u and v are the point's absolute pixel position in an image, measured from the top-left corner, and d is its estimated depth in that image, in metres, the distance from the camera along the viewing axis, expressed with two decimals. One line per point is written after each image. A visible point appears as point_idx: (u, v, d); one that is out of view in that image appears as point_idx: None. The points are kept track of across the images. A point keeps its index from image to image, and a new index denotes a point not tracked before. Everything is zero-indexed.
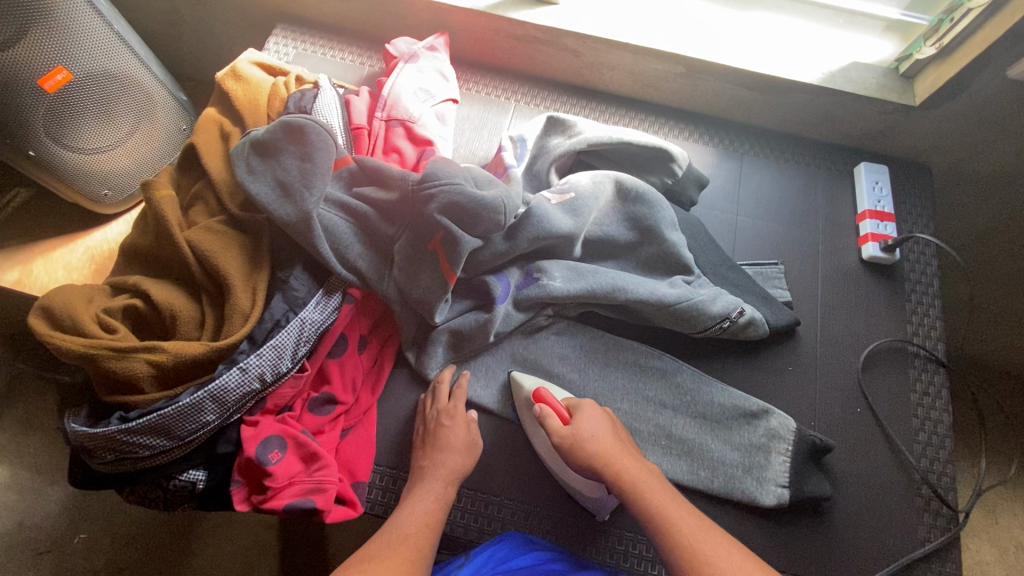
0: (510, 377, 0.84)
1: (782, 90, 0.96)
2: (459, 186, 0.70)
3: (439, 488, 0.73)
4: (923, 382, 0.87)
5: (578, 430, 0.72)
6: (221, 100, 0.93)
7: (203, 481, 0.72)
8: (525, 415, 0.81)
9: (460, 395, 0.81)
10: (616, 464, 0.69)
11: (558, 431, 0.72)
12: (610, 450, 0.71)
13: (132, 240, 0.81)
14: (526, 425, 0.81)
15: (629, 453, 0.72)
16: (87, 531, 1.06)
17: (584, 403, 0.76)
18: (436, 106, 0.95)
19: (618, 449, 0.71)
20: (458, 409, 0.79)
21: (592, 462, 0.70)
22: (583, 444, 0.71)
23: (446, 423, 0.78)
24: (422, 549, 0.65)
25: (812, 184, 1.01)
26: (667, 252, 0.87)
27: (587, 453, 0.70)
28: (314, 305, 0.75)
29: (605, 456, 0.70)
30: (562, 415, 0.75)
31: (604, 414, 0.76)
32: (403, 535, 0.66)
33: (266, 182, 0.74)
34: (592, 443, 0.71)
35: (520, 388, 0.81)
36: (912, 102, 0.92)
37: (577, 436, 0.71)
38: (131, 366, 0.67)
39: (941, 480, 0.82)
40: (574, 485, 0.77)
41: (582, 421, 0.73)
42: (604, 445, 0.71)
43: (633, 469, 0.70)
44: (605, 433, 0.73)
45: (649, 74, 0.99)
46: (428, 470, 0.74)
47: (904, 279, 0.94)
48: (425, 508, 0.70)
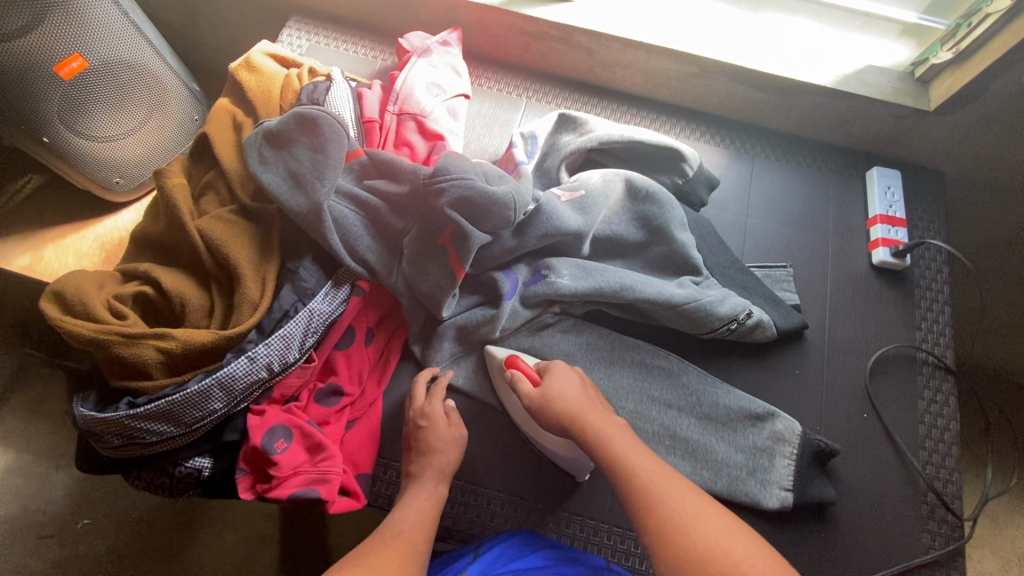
0: (484, 350, 0.85)
1: (795, 92, 0.95)
2: (470, 181, 0.71)
3: (430, 486, 0.72)
4: (931, 389, 0.87)
5: (547, 390, 0.72)
6: (234, 91, 0.93)
7: (209, 469, 0.73)
8: (498, 380, 0.82)
9: (438, 391, 0.81)
10: (583, 419, 0.69)
11: (528, 394, 0.73)
12: (577, 406, 0.70)
13: (143, 228, 0.82)
14: (500, 391, 0.82)
15: (596, 407, 0.71)
16: (90, 516, 1.07)
17: (555, 365, 0.77)
18: (448, 101, 0.95)
19: (587, 405, 0.71)
20: (434, 408, 0.78)
21: (561, 420, 0.70)
22: (550, 402, 0.71)
23: (423, 424, 0.77)
24: (417, 545, 0.63)
25: (823, 187, 1.01)
26: (675, 251, 0.86)
27: (554, 410, 0.70)
28: (323, 296, 0.76)
29: (572, 412, 0.70)
30: (533, 378, 0.76)
31: (576, 376, 0.76)
32: (397, 532, 0.64)
33: (278, 172, 0.74)
34: (560, 401, 0.71)
35: (493, 358, 0.82)
36: (927, 107, 0.91)
37: (545, 397, 0.72)
38: (140, 352, 0.68)
39: (946, 488, 0.82)
40: (549, 447, 0.78)
41: (551, 380, 0.74)
42: (572, 402, 0.71)
43: (600, 423, 0.68)
44: (575, 391, 0.73)
45: (661, 73, 0.99)
46: (421, 471, 0.74)
47: (914, 284, 0.93)
48: (418, 507, 0.69)
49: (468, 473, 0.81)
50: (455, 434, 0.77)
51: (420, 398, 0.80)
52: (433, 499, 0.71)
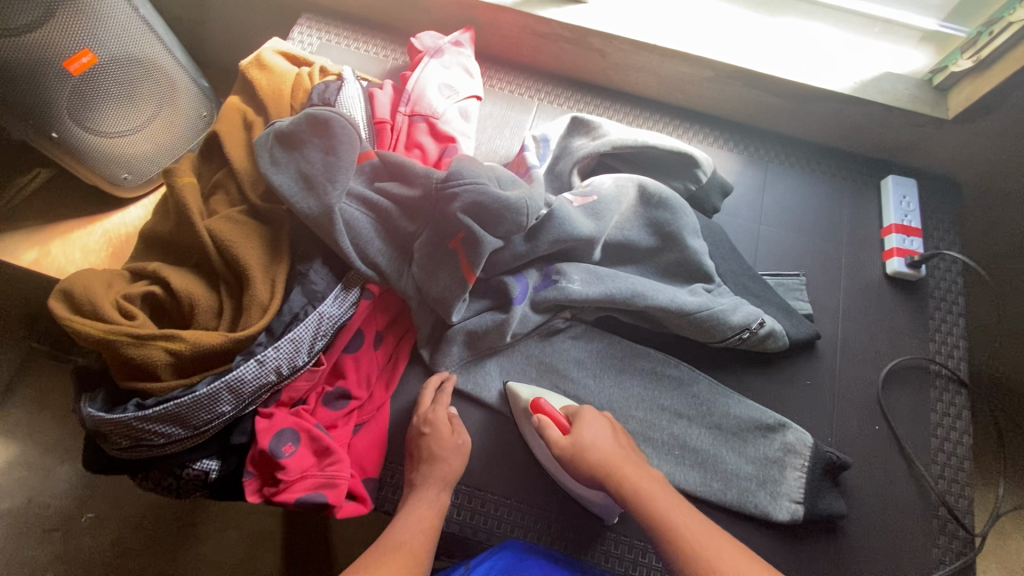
0: (507, 388, 0.83)
1: (810, 99, 0.94)
2: (483, 186, 0.70)
3: (433, 493, 0.72)
4: (944, 402, 0.86)
5: (579, 439, 0.71)
6: (245, 89, 0.92)
7: (216, 471, 0.72)
8: (523, 423, 0.80)
9: (443, 395, 0.81)
10: (620, 471, 0.69)
11: (558, 442, 0.72)
12: (612, 456, 0.70)
13: (152, 226, 0.81)
14: (526, 434, 0.80)
15: (630, 459, 0.71)
16: (94, 511, 1.07)
17: (583, 411, 0.76)
18: (460, 102, 0.94)
19: (621, 455, 0.71)
20: (438, 415, 0.78)
21: (596, 471, 0.69)
22: (583, 454, 0.70)
23: (427, 432, 0.77)
24: (420, 556, 0.64)
25: (837, 195, 1.00)
26: (688, 259, 0.86)
27: (589, 463, 0.70)
28: (333, 299, 0.75)
29: (610, 464, 0.69)
30: (561, 423, 0.74)
31: (605, 422, 0.75)
32: (398, 543, 0.65)
33: (290, 173, 0.73)
34: (593, 451, 0.70)
35: (517, 399, 0.80)
36: (945, 115, 0.90)
37: (576, 446, 0.71)
38: (149, 353, 0.67)
39: (958, 502, 0.81)
40: (579, 492, 0.77)
41: (582, 429, 0.73)
42: (607, 452, 0.71)
43: (636, 475, 0.69)
44: (606, 440, 0.72)
45: (675, 76, 0.98)
46: (422, 479, 0.74)
47: (928, 295, 0.92)
48: (420, 515, 0.69)
49: (476, 480, 0.80)
50: (460, 442, 0.77)
51: (425, 405, 0.80)
52: (437, 507, 0.71)
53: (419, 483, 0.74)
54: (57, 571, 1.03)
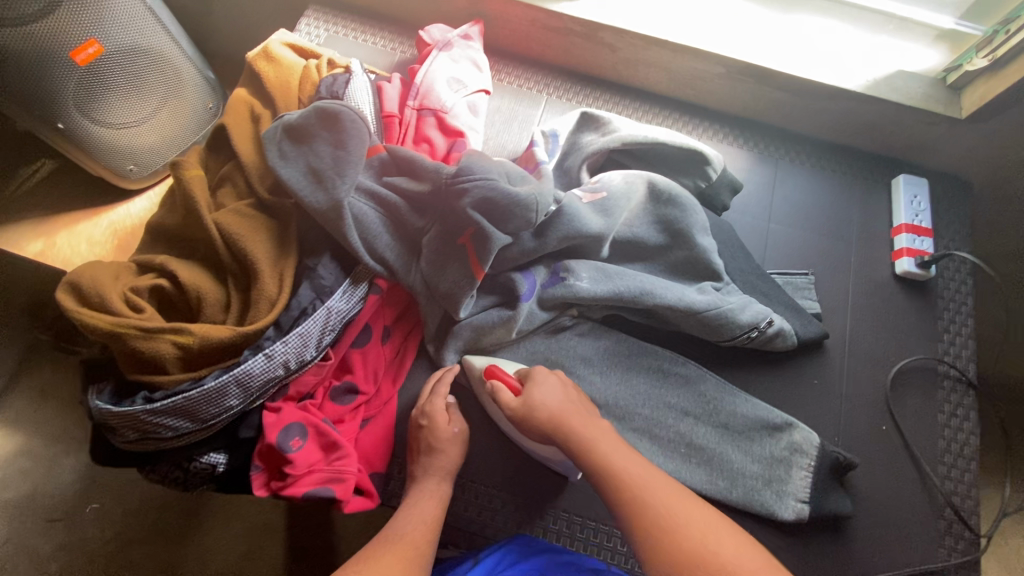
0: (464, 358, 0.84)
1: (822, 96, 0.93)
2: (493, 182, 0.69)
3: (433, 486, 0.73)
4: (951, 403, 0.86)
5: (529, 398, 0.70)
6: (252, 81, 0.92)
7: (224, 464, 0.73)
8: (479, 387, 0.81)
9: (441, 386, 0.80)
10: (568, 426, 0.68)
11: (510, 405, 0.72)
12: (560, 411, 0.69)
13: (158, 219, 0.81)
14: (482, 398, 0.81)
15: (581, 412, 0.70)
16: (98, 501, 1.07)
17: (534, 370, 0.75)
18: (468, 96, 0.93)
19: (570, 410, 0.70)
20: (436, 405, 0.78)
21: (546, 427, 0.69)
22: (533, 411, 0.70)
23: (425, 423, 0.77)
24: (422, 547, 0.64)
25: (847, 194, 0.99)
26: (697, 257, 0.85)
27: (539, 420, 0.69)
28: (341, 294, 0.75)
29: (557, 418, 0.68)
30: (515, 387, 0.74)
31: (556, 380, 0.74)
32: (400, 536, 0.65)
33: (298, 167, 0.73)
34: (542, 409, 0.69)
35: (472, 367, 0.81)
36: (958, 114, 0.89)
37: (527, 405, 0.70)
38: (157, 346, 0.67)
39: (964, 503, 0.81)
40: (540, 453, 0.78)
41: (533, 388, 0.72)
42: (555, 408, 0.69)
43: (585, 429, 0.67)
44: (556, 397, 0.71)
45: (686, 72, 0.97)
46: (422, 472, 0.75)
47: (937, 296, 0.91)
48: (425, 510, 0.69)
49: (481, 475, 0.81)
50: (460, 433, 0.77)
51: (424, 399, 0.80)
52: (438, 498, 0.72)
53: (420, 477, 0.74)
54: (62, 560, 1.04)
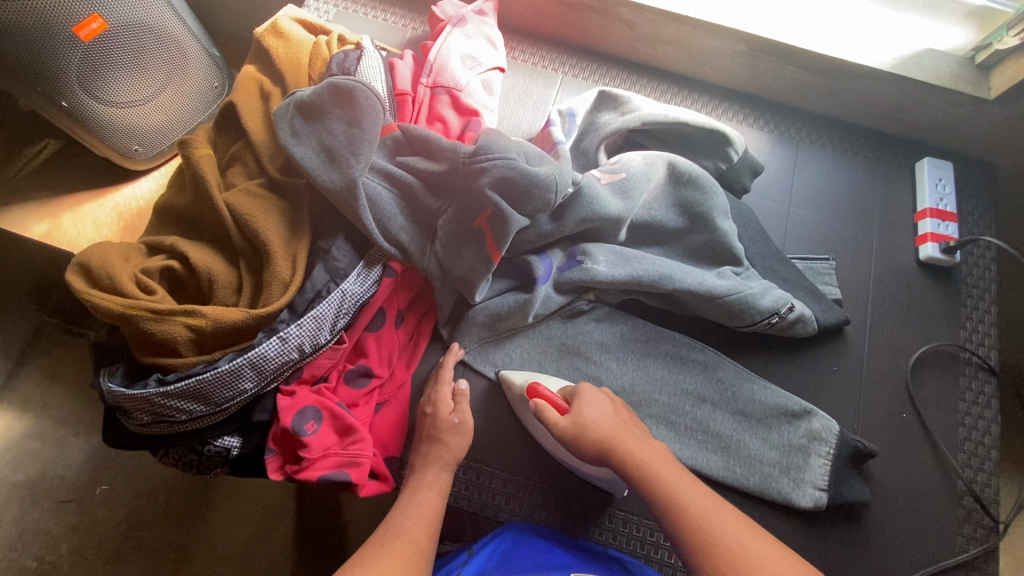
0: (500, 376, 0.81)
1: (847, 76, 0.90)
2: (512, 161, 0.67)
3: (430, 475, 0.71)
4: (973, 390, 0.84)
5: (579, 418, 0.70)
6: (261, 58, 0.89)
7: (237, 448, 0.72)
8: (523, 409, 0.79)
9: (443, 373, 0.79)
10: (623, 449, 0.66)
11: (558, 424, 0.70)
12: (615, 432, 0.68)
13: (167, 199, 0.79)
14: (526, 419, 0.79)
15: (634, 433, 0.69)
16: (109, 483, 1.07)
17: (582, 389, 0.74)
18: (483, 74, 0.90)
19: (624, 431, 0.69)
20: (442, 392, 0.78)
21: (600, 449, 0.68)
22: (585, 432, 0.69)
23: (429, 411, 0.77)
24: (420, 547, 0.62)
25: (870, 177, 0.96)
26: (717, 241, 0.83)
27: (592, 441, 0.68)
28: (355, 277, 0.73)
29: (610, 441, 0.67)
30: (560, 405, 0.72)
31: (605, 398, 0.73)
32: (398, 533, 0.63)
33: (311, 146, 0.71)
34: (593, 429, 0.68)
35: (515, 387, 0.78)
36: (987, 95, 0.86)
37: (577, 425, 0.69)
38: (170, 328, 0.66)
39: (984, 490, 0.80)
40: (585, 470, 0.76)
41: (582, 407, 0.71)
42: (609, 429, 0.69)
43: (640, 452, 0.66)
44: (608, 416, 0.70)
45: (706, 50, 0.94)
46: (431, 453, 0.73)
47: (960, 282, 0.89)
48: (423, 502, 0.68)
49: (497, 460, 0.81)
50: (461, 425, 0.75)
51: (431, 385, 0.80)
52: (438, 489, 0.70)
53: (433, 461, 0.73)
54: (74, 541, 1.04)
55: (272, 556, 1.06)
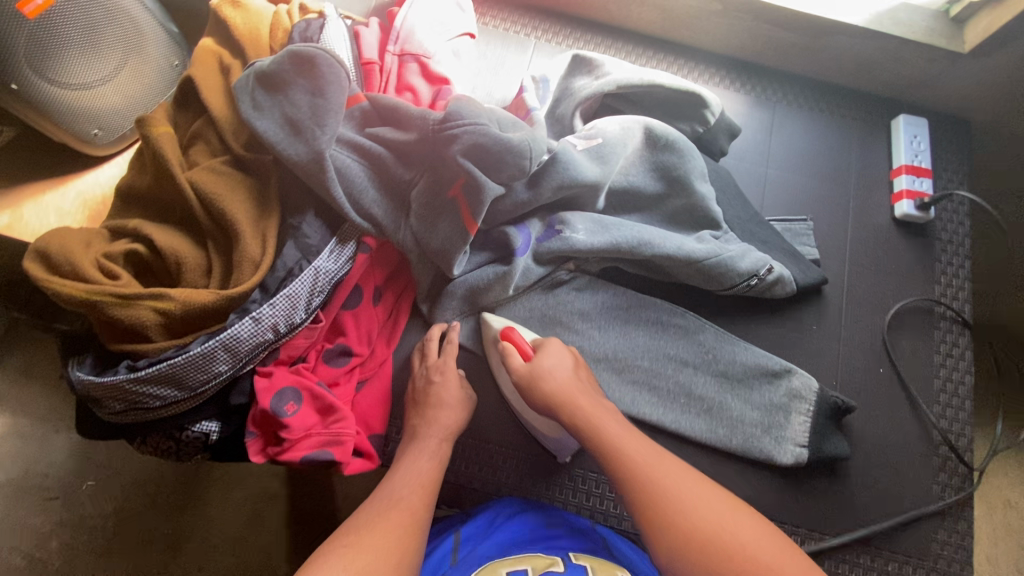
0: (480, 318, 0.82)
1: (824, 34, 0.89)
2: (484, 127, 0.65)
3: (432, 447, 0.72)
4: (948, 343, 0.86)
5: (537, 366, 0.71)
6: (218, 30, 0.84)
7: (216, 433, 0.71)
8: (493, 353, 0.80)
9: (450, 351, 0.79)
10: (572, 403, 0.68)
11: (517, 369, 0.72)
12: (565, 388, 0.69)
13: (128, 181, 0.76)
14: (493, 365, 0.81)
15: (587, 392, 0.70)
16: (95, 477, 1.05)
17: (549, 341, 0.75)
18: (452, 41, 0.88)
19: (576, 386, 0.70)
20: (448, 365, 0.78)
21: (547, 398, 0.69)
22: (539, 380, 0.70)
23: (437, 380, 0.77)
24: (414, 516, 0.61)
25: (847, 136, 0.96)
26: (695, 205, 0.83)
27: (542, 390, 0.69)
28: (328, 254, 0.72)
29: (559, 394, 0.69)
30: (526, 352, 0.74)
31: (569, 354, 0.74)
32: (395, 500, 0.63)
33: (274, 119, 0.68)
34: (548, 379, 0.70)
35: (489, 328, 0.80)
36: (961, 49, 0.86)
37: (533, 372, 0.71)
38: (137, 314, 0.64)
39: (959, 440, 0.82)
40: (536, 426, 0.78)
41: (544, 356, 0.72)
42: (561, 383, 0.70)
43: (588, 407, 0.68)
44: (565, 371, 0.71)
45: (681, 11, 0.92)
46: (423, 428, 0.74)
47: (935, 238, 0.90)
48: (419, 472, 0.68)
49: (483, 433, 0.81)
50: (464, 395, 0.77)
51: (415, 366, 0.81)
52: (437, 459, 0.71)
53: (427, 434, 0.73)
54: (63, 537, 1.03)
55: (265, 540, 1.05)
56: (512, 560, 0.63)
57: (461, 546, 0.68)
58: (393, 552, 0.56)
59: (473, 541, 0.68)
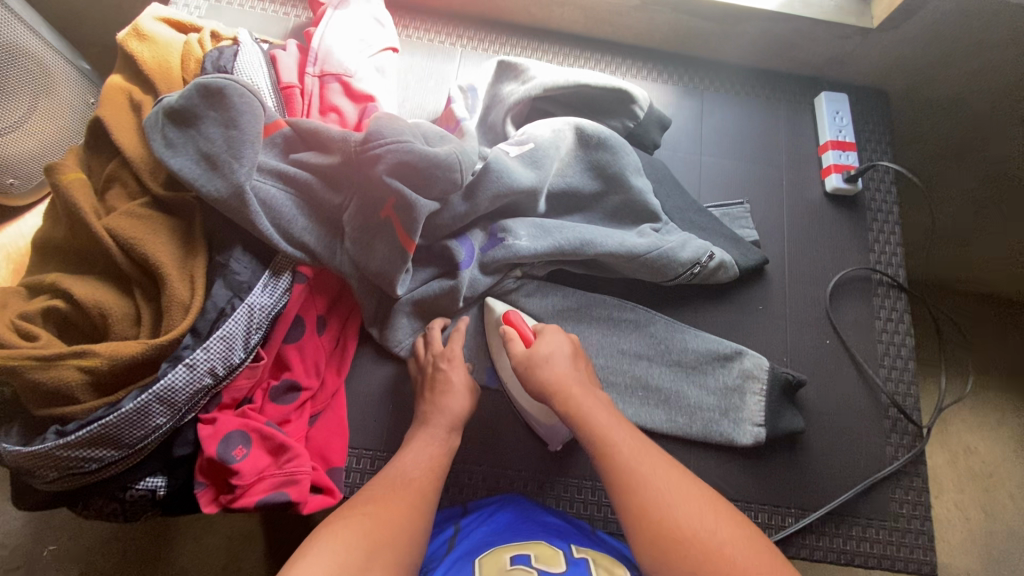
0: (482, 304, 0.82)
1: (741, 20, 0.91)
2: (407, 144, 0.64)
3: (442, 434, 0.71)
4: (887, 307, 0.89)
5: (535, 353, 0.70)
6: (126, 66, 0.80)
7: (164, 488, 0.68)
8: (494, 339, 0.79)
9: (458, 338, 0.78)
10: (568, 396, 0.66)
11: (517, 352, 0.71)
12: (560, 379, 0.68)
13: (43, 234, 0.71)
14: (493, 349, 0.79)
15: (583, 384, 0.68)
16: (56, 542, 0.99)
17: (549, 327, 0.75)
18: (374, 57, 0.86)
19: (571, 379, 0.68)
20: (456, 353, 0.76)
21: (541, 386, 0.68)
22: (537, 367, 0.69)
23: (444, 367, 0.75)
24: (425, 494, 0.62)
25: (774, 117, 0.99)
26: (633, 199, 0.84)
27: (540, 378, 0.68)
28: (262, 288, 0.70)
29: (555, 388, 0.67)
30: (527, 338, 0.74)
31: (568, 344, 0.73)
32: (409, 479, 0.63)
33: (189, 155, 0.65)
34: (544, 368, 0.69)
35: (491, 312, 0.80)
36: (870, 24, 0.89)
37: (532, 359, 0.70)
38: (61, 375, 0.60)
39: (906, 400, 0.85)
40: (528, 411, 0.78)
41: (543, 343, 0.72)
42: (556, 372, 0.69)
43: (585, 403, 0.65)
44: (563, 361, 0.70)
45: (600, 8, 0.93)
46: (434, 416, 0.72)
47: (866, 208, 0.94)
48: (428, 455, 0.68)
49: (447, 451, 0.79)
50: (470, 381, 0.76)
51: (421, 355, 0.78)
52: (444, 449, 0.69)
53: (437, 423, 0.71)
54: None
55: None
56: (516, 546, 0.61)
57: (459, 535, 0.67)
58: (411, 527, 0.57)
59: (472, 533, 0.67)
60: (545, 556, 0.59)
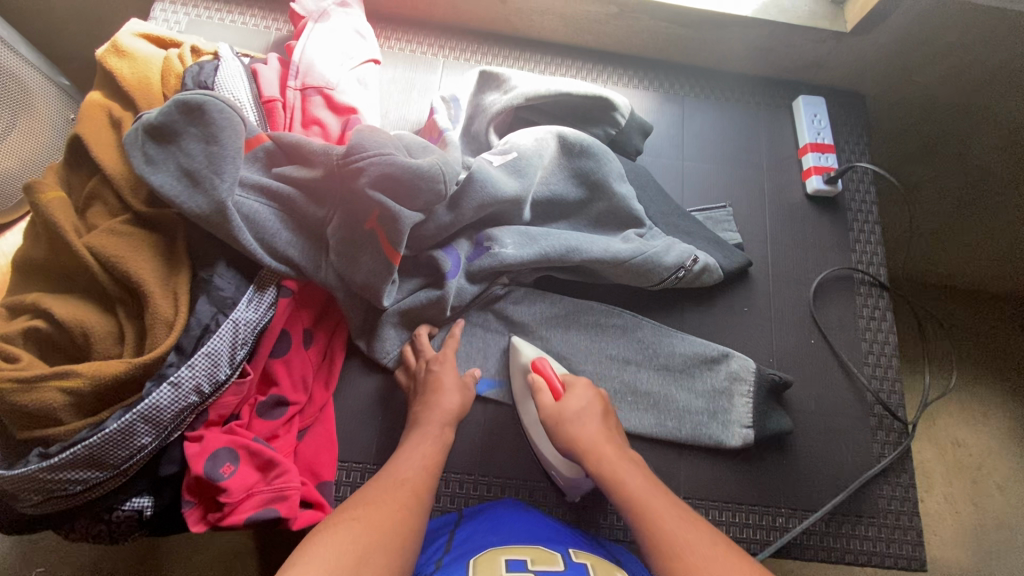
0: (509, 343, 0.82)
1: (719, 25, 0.92)
2: (390, 156, 0.65)
3: (435, 432, 0.70)
4: (869, 306, 0.90)
5: (564, 408, 0.71)
6: (105, 82, 0.80)
7: (151, 507, 0.67)
8: (518, 385, 0.79)
9: (450, 343, 0.79)
10: (596, 451, 0.67)
11: (546, 405, 0.72)
12: (590, 436, 0.68)
13: (21, 253, 0.70)
14: (519, 397, 0.80)
15: (613, 441, 0.69)
16: (43, 564, 0.98)
17: (577, 380, 0.75)
18: (355, 70, 0.86)
19: (602, 436, 0.69)
20: (447, 354, 0.77)
21: (572, 441, 0.69)
22: (566, 423, 0.70)
23: (437, 368, 0.75)
24: (420, 495, 0.61)
25: (754, 121, 1.00)
26: (617, 205, 0.84)
27: (569, 432, 0.69)
28: (246, 304, 0.69)
29: (582, 442, 0.68)
30: (555, 389, 0.74)
31: (598, 398, 0.74)
32: (401, 480, 0.62)
33: (169, 171, 0.65)
34: (573, 424, 0.70)
35: (518, 356, 0.80)
36: (844, 28, 0.90)
37: (561, 414, 0.71)
38: (43, 397, 0.60)
39: (891, 398, 0.86)
40: (551, 461, 0.76)
41: (572, 397, 0.73)
42: (585, 428, 0.69)
43: (613, 456, 0.66)
44: (593, 418, 0.71)
45: (580, 17, 0.94)
46: (428, 414, 0.72)
47: (846, 209, 0.95)
48: (423, 453, 0.67)
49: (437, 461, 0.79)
50: (463, 382, 0.76)
51: (412, 362, 0.78)
52: (440, 445, 0.69)
53: (430, 420, 0.71)
54: None
55: None
56: (512, 547, 0.61)
57: (456, 540, 0.66)
58: (405, 525, 0.56)
59: (469, 536, 0.66)
60: (542, 559, 0.58)
